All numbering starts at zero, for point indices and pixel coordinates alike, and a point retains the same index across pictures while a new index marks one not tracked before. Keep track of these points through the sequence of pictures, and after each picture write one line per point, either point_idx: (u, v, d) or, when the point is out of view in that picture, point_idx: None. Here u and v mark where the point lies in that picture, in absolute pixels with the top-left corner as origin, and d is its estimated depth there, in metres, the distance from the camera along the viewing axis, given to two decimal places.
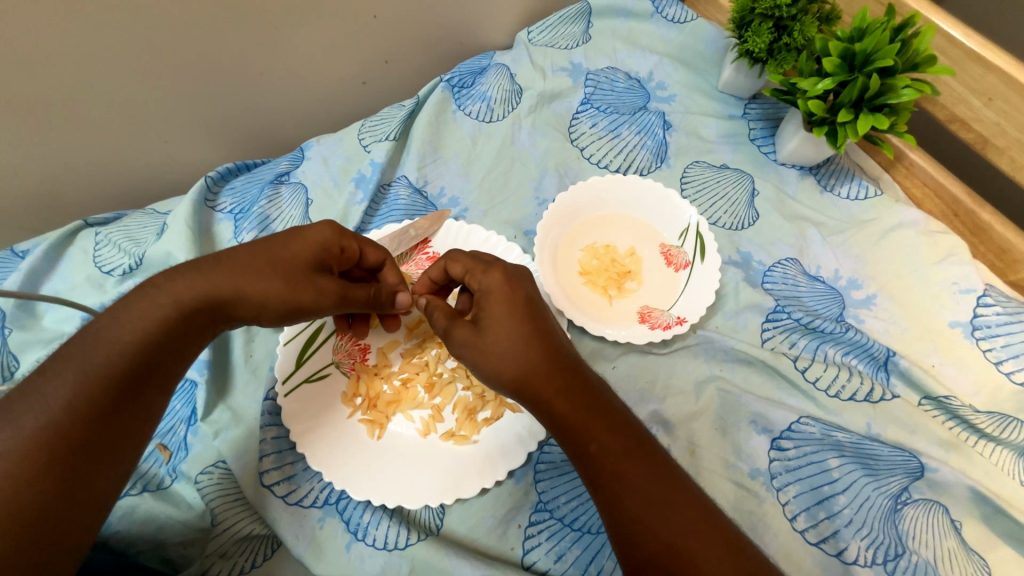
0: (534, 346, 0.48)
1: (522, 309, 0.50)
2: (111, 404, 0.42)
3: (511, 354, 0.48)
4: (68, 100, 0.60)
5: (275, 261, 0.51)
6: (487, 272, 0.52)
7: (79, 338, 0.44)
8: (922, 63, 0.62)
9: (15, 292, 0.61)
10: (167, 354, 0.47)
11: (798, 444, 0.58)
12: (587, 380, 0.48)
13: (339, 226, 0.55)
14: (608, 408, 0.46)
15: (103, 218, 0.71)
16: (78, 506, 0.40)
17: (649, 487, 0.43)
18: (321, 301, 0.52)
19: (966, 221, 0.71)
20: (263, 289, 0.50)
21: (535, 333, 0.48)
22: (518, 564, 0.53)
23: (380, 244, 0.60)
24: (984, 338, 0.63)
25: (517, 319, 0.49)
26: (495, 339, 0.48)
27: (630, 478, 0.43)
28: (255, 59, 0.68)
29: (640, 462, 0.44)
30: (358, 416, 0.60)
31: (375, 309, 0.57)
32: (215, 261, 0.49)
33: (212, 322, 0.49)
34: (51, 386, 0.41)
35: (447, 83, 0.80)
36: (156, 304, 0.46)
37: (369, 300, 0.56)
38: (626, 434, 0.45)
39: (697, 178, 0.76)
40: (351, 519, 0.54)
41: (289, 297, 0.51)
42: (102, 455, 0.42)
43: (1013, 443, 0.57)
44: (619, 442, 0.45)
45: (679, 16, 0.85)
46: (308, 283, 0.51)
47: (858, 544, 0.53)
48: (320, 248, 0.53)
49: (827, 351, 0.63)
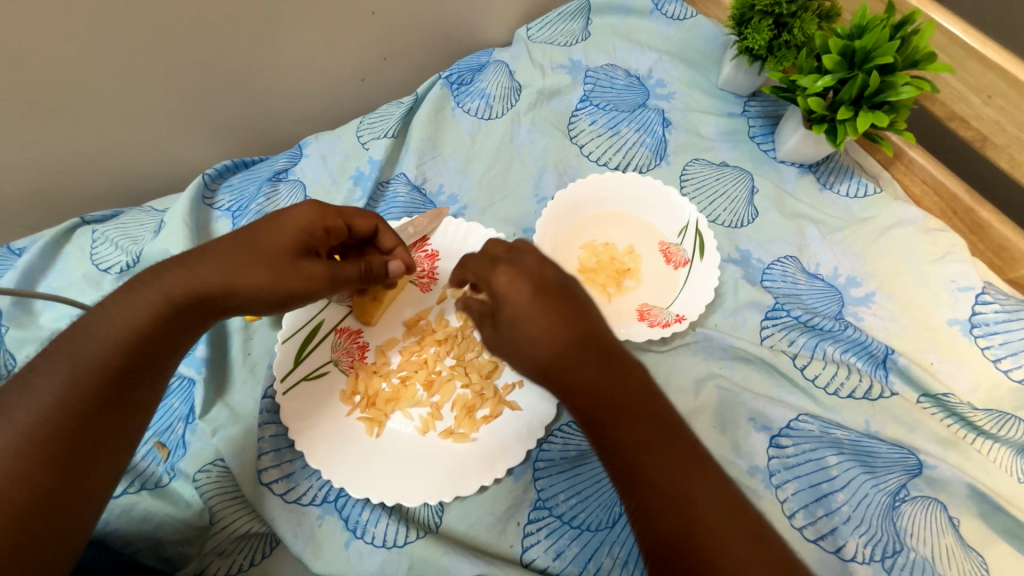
0: (562, 331, 0.43)
1: (545, 294, 0.45)
2: (105, 400, 0.42)
3: (535, 342, 0.43)
4: (63, 96, 0.60)
5: (257, 248, 0.50)
6: (502, 273, 0.47)
7: (69, 335, 0.44)
8: (921, 61, 0.62)
9: (11, 289, 0.61)
10: (163, 350, 0.47)
11: (797, 442, 0.58)
12: (618, 371, 0.42)
13: (321, 205, 0.54)
14: (644, 387, 0.41)
15: (99, 215, 0.70)
16: (76, 501, 0.40)
17: (685, 492, 0.38)
18: (312, 286, 0.53)
19: (965, 218, 0.71)
20: (252, 281, 0.49)
21: (557, 317, 0.43)
22: (518, 561, 0.53)
23: (369, 211, 0.59)
24: (982, 336, 0.63)
25: (539, 311, 0.44)
26: (519, 329, 0.44)
27: (659, 479, 0.38)
28: (251, 56, 0.67)
29: (679, 460, 0.39)
30: (357, 413, 0.60)
31: (369, 283, 0.58)
32: (195, 257, 0.49)
33: (205, 316, 0.49)
34: (43, 385, 0.41)
35: (445, 81, 0.79)
36: (146, 301, 0.46)
37: (361, 275, 0.57)
38: (660, 432, 0.40)
39: (696, 176, 0.76)
40: (350, 517, 0.54)
41: (277, 285, 0.51)
42: (99, 450, 0.42)
43: (1010, 440, 0.57)
44: (664, 432, 0.40)
45: (678, 13, 0.85)
46: (297, 269, 0.52)
47: (856, 541, 0.53)
48: (303, 231, 0.53)
49: (826, 349, 0.63)
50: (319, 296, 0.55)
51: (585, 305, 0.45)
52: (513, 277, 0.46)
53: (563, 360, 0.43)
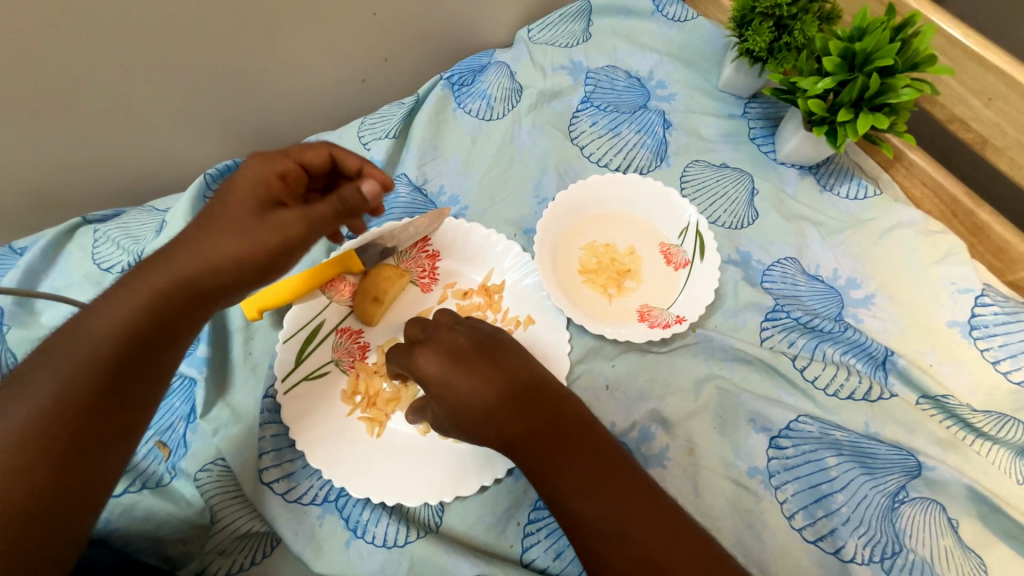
0: (485, 392, 0.48)
1: (461, 359, 0.49)
2: (99, 397, 0.40)
3: (467, 407, 0.48)
4: (65, 96, 0.60)
5: (222, 213, 0.48)
6: (421, 351, 0.51)
7: (60, 333, 0.41)
8: (922, 63, 0.62)
9: (13, 288, 0.61)
10: (162, 344, 0.44)
11: (796, 443, 0.58)
12: (541, 415, 0.47)
13: (265, 157, 0.51)
14: (560, 423, 0.47)
15: (101, 215, 0.71)
16: (73, 503, 0.38)
17: (620, 520, 0.43)
18: (290, 232, 0.49)
19: (964, 220, 0.71)
20: (228, 248, 0.46)
21: (477, 380, 0.48)
22: (517, 561, 0.53)
23: (319, 145, 0.56)
24: (982, 337, 0.63)
25: (461, 377, 0.48)
26: (449, 401, 0.48)
27: (596, 515, 0.43)
28: (253, 57, 0.67)
29: (612, 488, 0.44)
30: (358, 413, 0.60)
31: (351, 216, 0.54)
32: (176, 244, 0.46)
33: (200, 306, 0.47)
34: (31, 385, 0.39)
35: (447, 81, 0.79)
36: (141, 295, 0.43)
37: (338, 209, 0.52)
38: (591, 463, 0.45)
39: (697, 177, 0.76)
40: (351, 516, 0.55)
41: (250, 242, 0.47)
42: (97, 449, 0.40)
43: (1009, 441, 0.57)
44: (585, 462, 0.45)
45: (679, 14, 0.85)
46: (265, 222, 0.48)
47: (856, 542, 0.53)
48: (258, 184, 0.50)
49: (826, 350, 0.63)
50: (300, 248, 0.50)
51: (501, 359, 0.51)
52: (430, 350, 0.50)
53: (490, 416, 0.47)
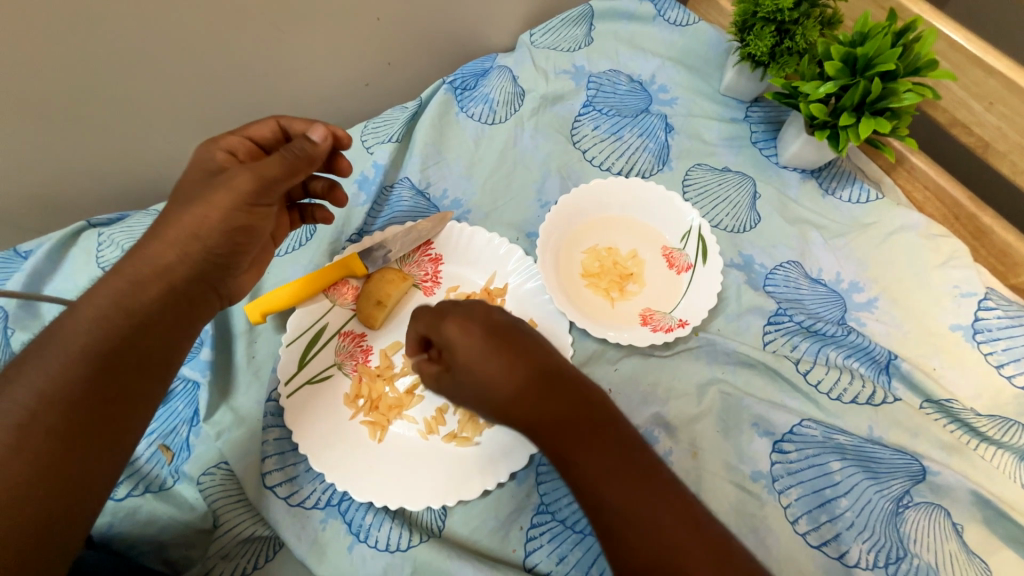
0: (513, 369, 0.47)
1: (492, 337, 0.50)
2: (92, 383, 0.40)
3: (494, 383, 0.47)
4: (70, 100, 0.60)
5: (182, 191, 0.49)
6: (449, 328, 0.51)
7: (47, 335, 0.41)
8: (923, 68, 0.62)
9: (17, 292, 0.61)
10: (158, 336, 0.45)
11: (800, 447, 0.58)
12: (571, 396, 0.46)
13: (210, 138, 0.54)
14: (591, 409, 0.45)
15: (105, 219, 0.71)
16: (75, 492, 0.38)
17: (648, 507, 0.41)
18: (235, 184, 0.48)
19: (967, 224, 0.71)
20: (189, 218, 0.47)
21: (506, 359, 0.48)
22: (520, 566, 0.53)
23: (264, 121, 0.57)
24: (985, 341, 0.63)
25: (490, 356, 0.48)
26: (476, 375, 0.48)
27: (624, 502, 0.41)
28: (255, 61, 0.68)
29: (641, 475, 0.42)
30: (360, 417, 0.60)
31: (303, 160, 0.50)
32: (153, 233, 0.47)
33: (183, 299, 0.47)
34: (24, 377, 0.38)
35: (449, 86, 0.80)
36: (128, 291, 0.44)
37: (286, 163, 0.49)
38: (619, 448, 0.43)
39: (698, 181, 0.76)
40: (354, 520, 0.54)
41: (201, 208, 0.47)
42: (94, 439, 0.39)
43: (1013, 446, 0.57)
44: (616, 455, 0.43)
45: (681, 19, 0.86)
46: (213, 183, 0.48)
47: (860, 547, 0.53)
48: (205, 162, 0.52)
49: (828, 354, 0.63)
50: (263, 202, 0.50)
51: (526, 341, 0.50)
52: (461, 326, 0.51)
53: (518, 396, 0.47)
